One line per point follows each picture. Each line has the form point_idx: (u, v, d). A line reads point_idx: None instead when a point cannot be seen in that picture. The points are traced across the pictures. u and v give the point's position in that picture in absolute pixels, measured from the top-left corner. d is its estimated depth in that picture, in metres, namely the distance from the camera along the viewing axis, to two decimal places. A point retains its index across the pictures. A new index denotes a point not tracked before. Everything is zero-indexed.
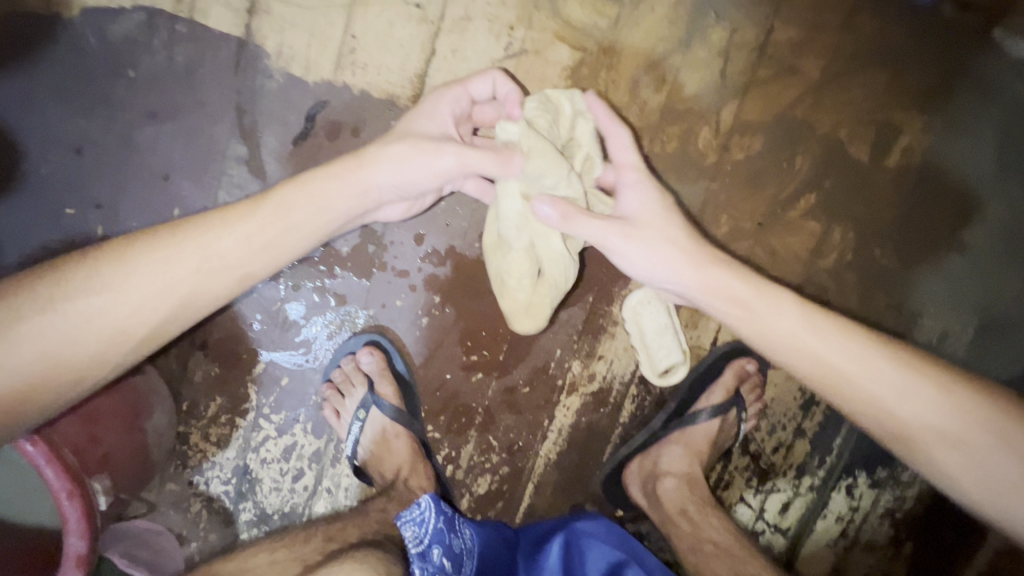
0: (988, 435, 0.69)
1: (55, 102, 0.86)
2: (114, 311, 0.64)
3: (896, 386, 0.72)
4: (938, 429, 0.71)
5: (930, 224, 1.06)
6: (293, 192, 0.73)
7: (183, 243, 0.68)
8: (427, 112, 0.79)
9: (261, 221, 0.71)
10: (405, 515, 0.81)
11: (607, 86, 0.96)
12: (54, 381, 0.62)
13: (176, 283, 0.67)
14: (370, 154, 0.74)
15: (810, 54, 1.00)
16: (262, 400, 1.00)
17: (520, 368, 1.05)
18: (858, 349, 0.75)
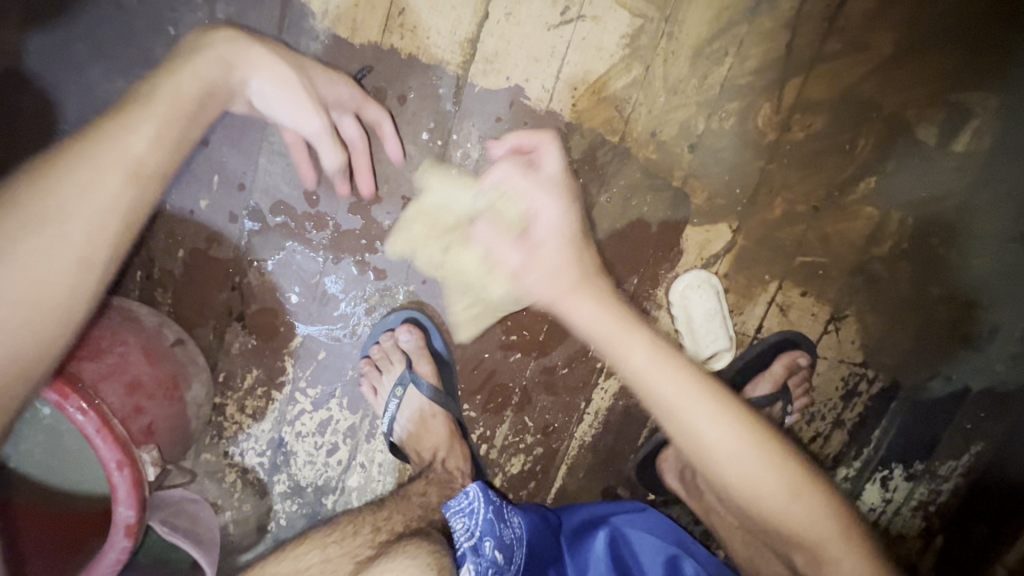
0: (768, 459, 0.79)
1: (91, 60, 0.82)
2: (57, 240, 0.61)
3: (704, 415, 0.78)
4: (740, 452, 0.78)
5: (992, 214, 1.01)
6: (172, 88, 0.69)
7: (87, 154, 0.64)
8: (324, 73, 0.81)
9: (143, 118, 0.67)
10: (453, 507, 0.83)
11: (666, 56, 0.91)
12: (33, 317, 0.59)
13: (104, 195, 0.64)
14: (261, 64, 0.74)
15: (883, 26, 0.94)
16: (298, 373, 0.99)
17: (559, 349, 1.02)
18: (680, 378, 0.79)
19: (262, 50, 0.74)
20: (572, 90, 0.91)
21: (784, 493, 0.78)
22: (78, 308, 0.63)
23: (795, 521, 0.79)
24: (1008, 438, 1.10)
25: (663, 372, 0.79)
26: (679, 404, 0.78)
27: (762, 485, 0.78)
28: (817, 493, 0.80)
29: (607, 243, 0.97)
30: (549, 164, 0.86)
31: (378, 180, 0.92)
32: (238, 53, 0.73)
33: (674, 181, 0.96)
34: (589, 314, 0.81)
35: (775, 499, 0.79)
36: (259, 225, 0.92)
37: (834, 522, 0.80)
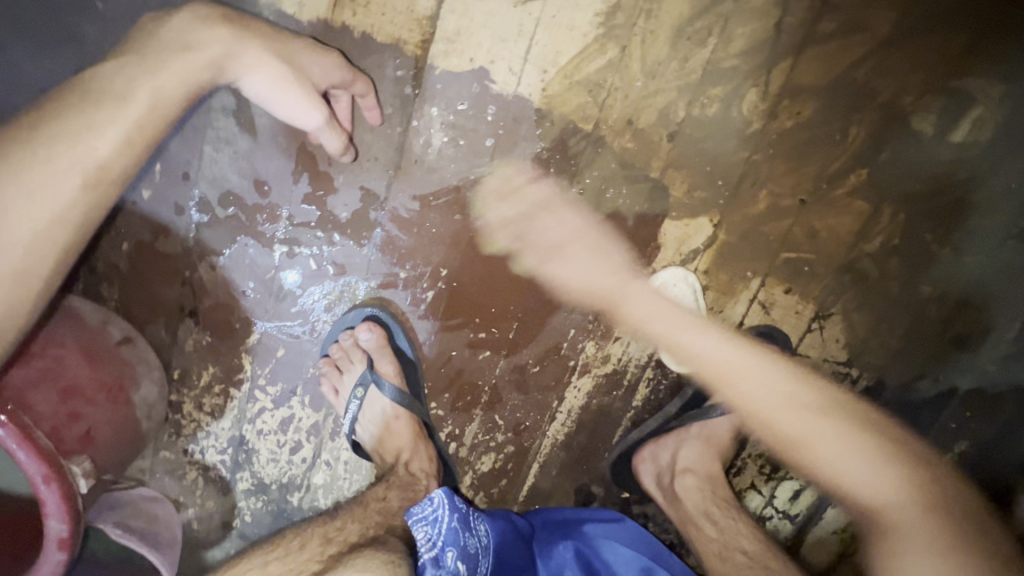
0: (828, 419, 0.82)
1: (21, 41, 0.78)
2: (2, 246, 0.62)
3: (728, 360, 0.88)
4: (788, 406, 0.85)
5: (989, 209, 0.95)
6: (143, 90, 0.67)
7: (41, 154, 0.64)
8: (315, 51, 0.76)
9: (104, 121, 0.66)
10: (416, 515, 0.79)
11: (643, 36, 0.84)
12: None
13: (57, 200, 0.65)
14: (259, 61, 0.72)
15: (881, 5, 0.87)
16: (257, 371, 0.95)
17: (531, 347, 0.97)
18: (717, 336, 0.90)
19: (257, 46, 0.72)
20: (541, 72, 0.85)
21: (833, 448, 0.81)
22: (20, 312, 0.65)
23: (858, 480, 0.79)
24: (996, 440, 1.04)
25: (709, 336, 0.91)
26: (705, 350, 0.90)
27: (812, 442, 0.83)
28: (892, 461, 0.79)
29: (579, 236, 0.92)
30: (555, 229, 0.91)
31: (333, 170, 0.87)
32: (231, 54, 0.71)
33: (652, 172, 0.91)
34: (635, 302, 0.95)
35: (828, 453, 0.81)
36: (208, 217, 0.88)
37: (911, 497, 0.77)
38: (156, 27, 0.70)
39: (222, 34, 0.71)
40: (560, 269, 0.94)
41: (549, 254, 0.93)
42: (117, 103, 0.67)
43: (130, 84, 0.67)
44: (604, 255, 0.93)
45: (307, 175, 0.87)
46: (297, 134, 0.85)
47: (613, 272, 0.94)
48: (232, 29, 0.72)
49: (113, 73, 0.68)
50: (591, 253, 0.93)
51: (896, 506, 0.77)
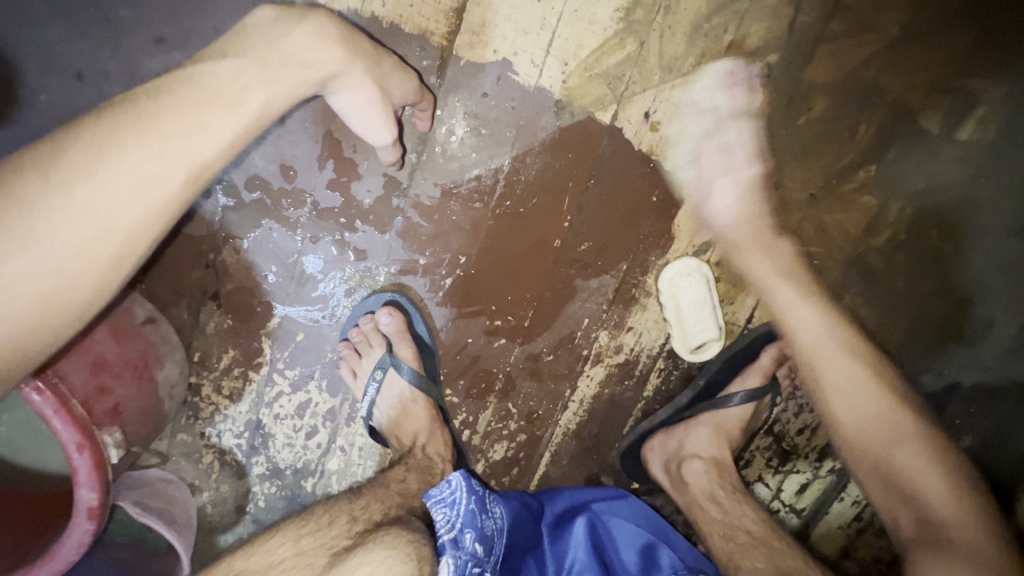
0: (884, 401, 0.85)
1: (59, 25, 0.80)
2: (101, 234, 0.58)
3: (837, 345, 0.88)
4: (874, 399, 0.86)
5: (994, 206, 0.97)
6: (260, 96, 0.65)
7: (149, 145, 0.59)
8: (397, 69, 0.78)
9: (217, 121, 0.63)
10: (435, 497, 0.78)
11: (662, 32, 0.87)
12: (53, 317, 0.58)
13: (159, 194, 0.60)
14: (353, 82, 0.73)
15: (890, 5, 0.90)
16: (276, 355, 0.96)
17: (545, 335, 0.99)
18: (811, 306, 0.90)
19: (362, 70, 0.73)
20: (562, 65, 0.87)
21: (916, 455, 0.82)
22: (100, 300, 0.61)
23: (913, 480, 0.82)
24: (999, 434, 1.06)
25: (801, 306, 0.90)
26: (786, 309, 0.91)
27: (898, 446, 0.83)
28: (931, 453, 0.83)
29: (594, 226, 0.94)
30: (736, 146, 0.92)
31: (357, 157, 0.89)
32: (340, 73, 0.72)
33: (668, 164, 0.93)
34: (754, 255, 0.93)
35: (909, 457, 0.83)
36: (234, 201, 0.90)
37: (952, 508, 0.79)
38: (277, 31, 0.69)
39: (337, 53, 0.71)
40: (576, 259, 0.96)
41: (564, 243, 0.95)
42: (233, 105, 0.64)
43: (247, 88, 0.65)
44: (751, 198, 0.93)
45: (332, 162, 0.89)
46: (324, 122, 0.88)
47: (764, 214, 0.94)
48: (343, 47, 0.73)
49: (233, 70, 0.65)
50: (737, 179, 0.92)
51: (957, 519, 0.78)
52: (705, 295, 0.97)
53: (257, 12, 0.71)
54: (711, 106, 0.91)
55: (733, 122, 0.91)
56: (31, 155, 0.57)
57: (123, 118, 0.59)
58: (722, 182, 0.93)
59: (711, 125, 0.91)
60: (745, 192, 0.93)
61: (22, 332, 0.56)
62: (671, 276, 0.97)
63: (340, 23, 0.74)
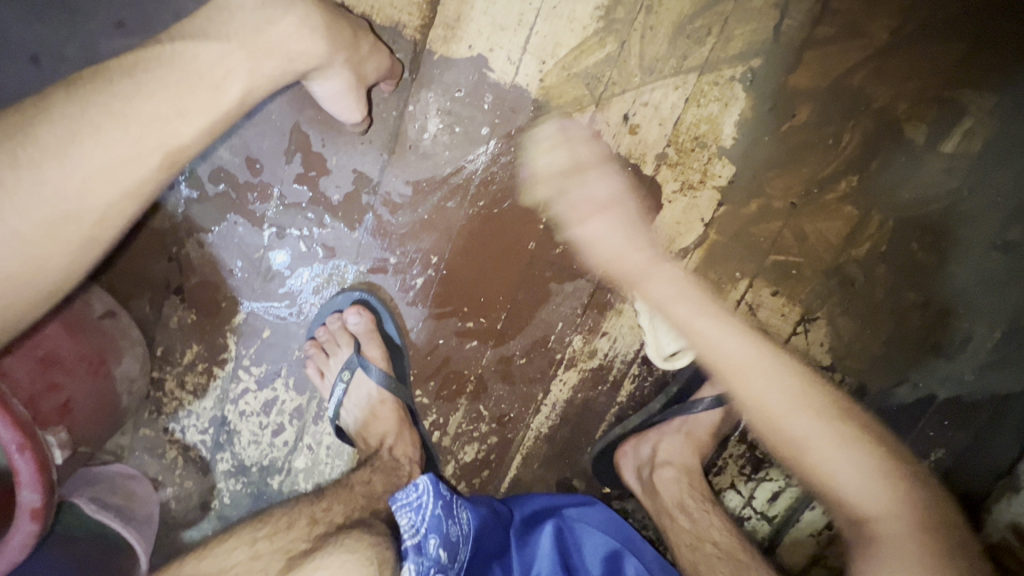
0: (836, 428, 0.78)
1: (11, 4, 0.76)
2: (74, 214, 0.59)
3: (759, 358, 0.82)
4: (787, 396, 0.80)
5: (975, 220, 0.96)
6: (240, 85, 0.66)
7: (125, 127, 0.60)
8: (375, 54, 0.76)
9: (193, 108, 0.63)
10: (400, 501, 0.77)
11: (643, 32, 0.85)
12: (22, 294, 0.59)
13: (132, 176, 0.61)
14: (334, 74, 0.73)
15: (879, 12, 0.88)
16: (242, 351, 0.94)
17: (518, 338, 0.97)
18: (736, 334, 0.84)
19: (343, 60, 0.72)
20: (539, 63, 0.85)
21: (829, 453, 0.78)
22: (69, 281, 0.63)
23: (835, 473, 0.77)
24: (972, 447, 1.05)
25: (704, 321, 0.86)
26: (702, 336, 0.85)
27: (809, 444, 0.78)
28: (884, 477, 0.76)
29: (570, 228, 0.92)
30: (600, 190, 0.90)
31: (327, 151, 0.87)
32: (321, 65, 0.71)
33: (647, 168, 0.91)
34: (654, 282, 0.91)
35: (822, 457, 0.78)
36: (198, 192, 0.87)
37: (894, 509, 0.74)
38: (263, 18, 0.66)
39: (321, 47, 0.69)
40: (550, 261, 0.94)
41: (540, 246, 0.93)
42: (211, 91, 0.64)
43: (228, 74, 0.65)
44: (628, 229, 0.92)
45: (300, 155, 0.86)
46: (293, 114, 0.85)
47: (638, 248, 0.92)
48: (327, 40, 0.70)
49: (214, 54, 0.64)
50: (643, 257, 0.92)
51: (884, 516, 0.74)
52: None
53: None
54: (551, 148, 0.89)
55: (591, 164, 0.89)
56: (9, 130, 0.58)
57: (101, 97, 0.60)
58: (610, 243, 0.93)
59: (567, 177, 0.90)
60: (652, 253, 0.92)
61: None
62: None
63: (323, 9, 0.71)
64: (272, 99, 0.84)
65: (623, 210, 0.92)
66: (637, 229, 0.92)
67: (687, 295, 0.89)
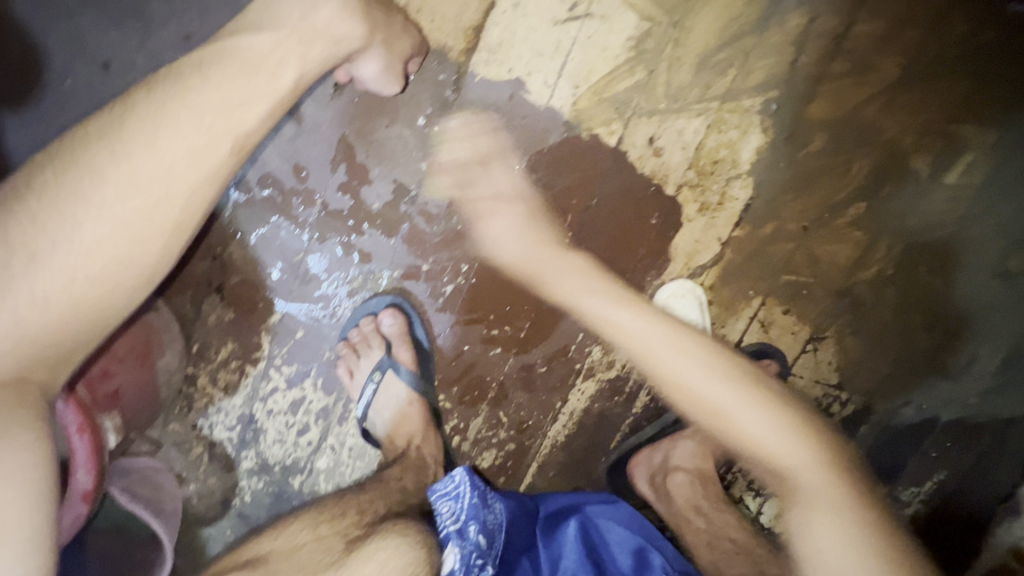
0: (746, 394, 0.83)
1: (88, 14, 0.82)
2: (162, 200, 0.59)
3: (655, 330, 0.88)
4: (678, 361, 0.86)
5: (977, 249, 1.02)
6: (293, 69, 0.67)
7: (197, 114, 0.61)
8: (405, 35, 0.81)
9: (257, 93, 0.65)
10: (439, 490, 0.80)
11: (670, 62, 0.91)
12: (122, 278, 0.59)
13: (209, 161, 0.62)
14: (372, 54, 0.77)
15: (889, 51, 0.95)
16: (275, 350, 0.98)
17: (540, 347, 1.01)
18: (634, 312, 0.89)
19: (382, 42, 0.77)
20: (573, 87, 0.91)
21: (750, 420, 0.82)
22: (164, 264, 0.63)
23: (755, 440, 0.82)
24: (975, 469, 1.09)
25: (618, 312, 0.90)
26: (600, 312, 0.91)
27: (724, 412, 0.83)
28: (798, 433, 0.82)
29: (594, 244, 0.97)
30: (505, 185, 0.94)
31: (370, 162, 0.91)
32: (362, 46, 0.74)
33: (669, 189, 0.96)
34: (556, 276, 0.94)
35: (742, 423, 0.82)
36: (246, 197, 0.92)
37: (807, 462, 0.81)
38: (306, 3, 0.68)
39: (360, 30, 0.72)
40: None
41: None
42: (269, 78, 0.65)
43: (281, 59, 0.66)
44: (532, 227, 0.94)
45: (345, 165, 0.91)
46: (341, 127, 0.90)
47: (542, 243, 0.94)
48: (365, 21, 0.73)
49: (267, 42, 0.66)
50: (522, 255, 0.95)
51: (796, 472, 0.81)
52: (693, 316, 0.99)
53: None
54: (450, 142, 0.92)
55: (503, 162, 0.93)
56: (93, 131, 0.60)
57: (173, 91, 0.61)
58: (515, 250, 0.95)
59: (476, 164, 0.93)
60: (524, 240, 0.94)
61: (74, 299, 0.57)
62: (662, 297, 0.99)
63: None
64: (322, 112, 0.90)
65: (539, 218, 0.95)
66: (540, 227, 0.95)
67: (580, 283, 0.93)
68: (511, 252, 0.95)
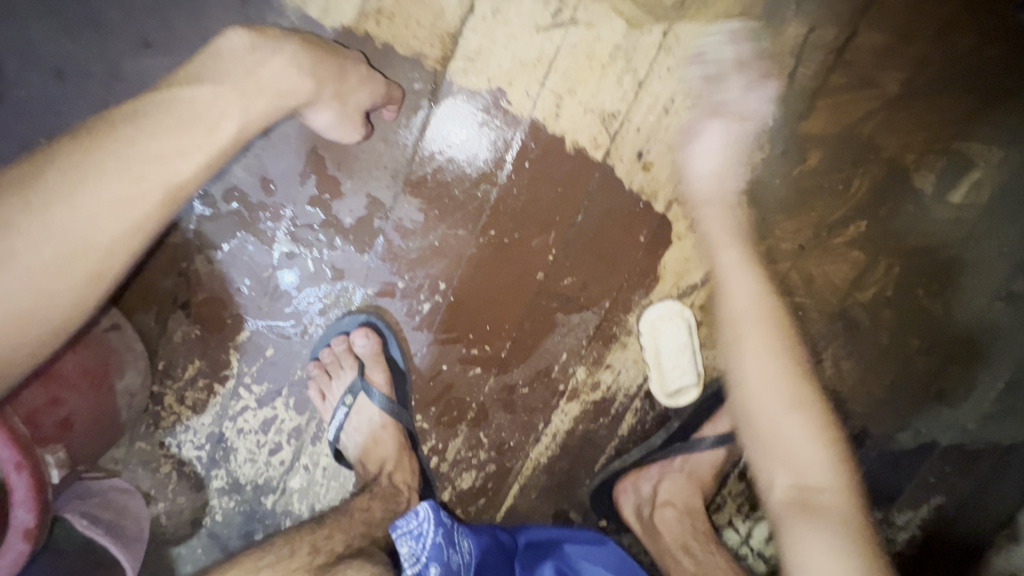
0: (801, 393, 0.71)
1: (39, 19, 0.78)
2: (79, 252, 0.56)
3: (737, 281, 0.78)
4: (754, 334, 0.75)
5: (980, 271, 0.97)
6: (235, 122, 0.64)
7: (126, 165, 0.58)
8: (365, 84, 0.77)
9: (193, 146, 0.61)
10: (400, 529, 0.75)
11: (660, 74, 0.86)
12: (29, 334, 0.56)
13: (135, 213, 0.59)
14: (323, 107, 0.75)
15: (893, 63, 0.89)
16: (244, 369, 0.94)
17: (521, 368, 0.97)
18: (741, 269, 0.79)
19: (332, 91, 0.74)
20: (556, 98, 0.86)
21: (796, 418, 0.70)
22: (79, 318, 0.60)
23: (795, 449, 0.69)
24: (972, 493, 1.05)
25: (735, 262, 0.80)
26: (720, 248, 0.82)
27: (771, 405, 0.71)
28: (833, 449, 0.69)
29: (579, 261, 0.92)
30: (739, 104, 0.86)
31: (342, 175, 0.87)
32: (312, 99, 0.72)
33: (658, 205, 0.92)
34: (710, 208, 0.84)
35: (780, 417, 0.70)
36: (211, 210, 0.87)
37: (832, 485, 0.67)
38: (252, 59, 0.66)
39: (310, 85, 0.71)
40: (557, 292, 0.94)
41: (548, 277, 0.93)
42: (208, 130, 0.62)
43: (222, 112, 0.63)
44: (735, 150, 0.87)
45: (315, 178, 0.87)
46: (311, 137, 0.85)
47: (731, 174, 0.86)
48: (313, 76, 0.71)
49: (208, 94, 0.62)
50: (731, 171, 0.86)
51: (821, 494, 0.66)
52: (682, 338, 0.96)
53: (230, 35, 0.66)
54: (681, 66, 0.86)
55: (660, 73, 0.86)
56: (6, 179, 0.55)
57: (103, 140, 0.58)
58: (698, 159, 0.86)
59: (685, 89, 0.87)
60: (728, 160, 0.86)
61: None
62: (652, 318, 0.95)
63: (312, 48, 0.72)
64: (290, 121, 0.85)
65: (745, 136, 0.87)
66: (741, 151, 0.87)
67: (716, 215, 0.83)
68: (715, 168, 0.86)
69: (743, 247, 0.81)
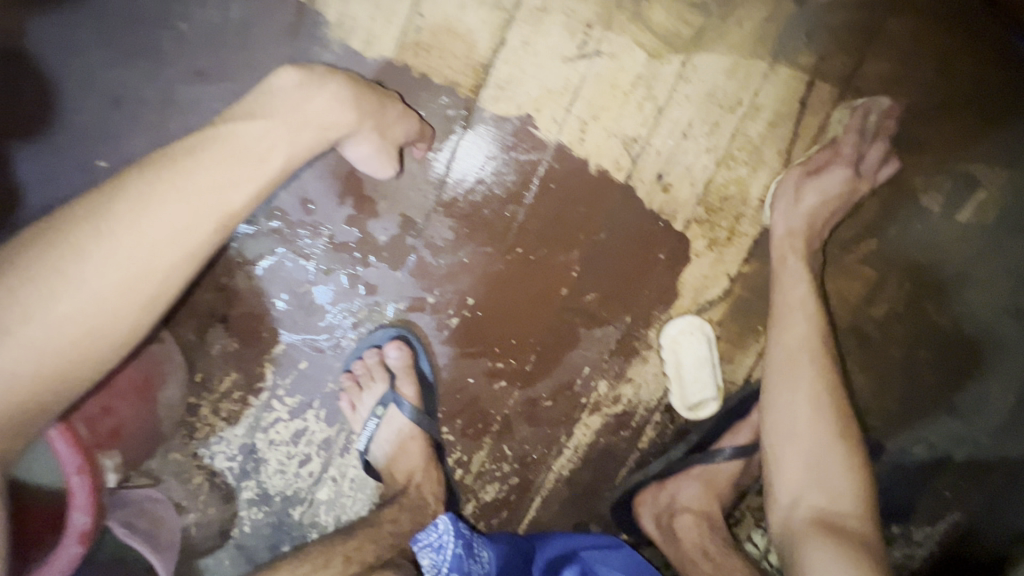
0: (827, 426, 0.84)
1: (101, 51, 0.83)
2: (139, 277, 0.61)
3: (791, 320, 0.89)
4: (796, 369, 0.87)
5: (988, 288, 1.00)
6: (282, 154, 0.70)
7: (184, 196, 0.62)
8: (402, 119, 0.83)
9: (245, 177, 0.66)
10: (422, 541, 0.85)
11: (678, 101, 0.91)
12: (93, 351, 0.60)
13: (191, 241, 0.63)
14: (363, 138, 0.80)
15: (898, 90, 0.94)
16: (278, 381, 0.97)
17: (545, 381, 1.00)
18: (798, 311, 0.90)
19: (371, 126, 0.79)
20: (581, 124, 0.91)
21: (828, 449, 0.83)
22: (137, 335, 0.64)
23: (822, 471, 0.82)
24: (988, 508, 1.06)
25: (795, 306, 0.90)
26: (783, 290, 0.91)
27: (799, 432, 0.84)
28: (852, 478, 0.82)
29: (601, 277, 0.96)
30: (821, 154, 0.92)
31: (377, 196, 0.92)
32: (351, 132, 0.77)
33: (677, 224, 0.96)
34: (785, 253, 0.92)
35: (806, 444, 0.83)
36: (253, 229, 0.92)
37: (850, 507, 0.80)
38: (300, 96, 0.72)
39: (350, 118, 0.76)
40: (581, 308, 0.97)
41: (572, 292, 0.97)
42: (257, 163, 0.68)
43: (270, 146, 0.69)
44: (821, 198, 0.92)
45: (352, 198, 0.92)
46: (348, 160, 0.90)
47: (807, 219, 0.92)
48: (354, 108, 0.76)
49: (260, 130, 0.68)
50: (806, 219, 0.92)
51: (839, 513, 0.79)
52: (704, 352, 0.99)
53: (281, 73, 0.72)
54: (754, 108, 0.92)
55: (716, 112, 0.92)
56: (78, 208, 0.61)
57: (165, 172, 0.63)
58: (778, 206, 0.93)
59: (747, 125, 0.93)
60: (814, 208, 0.92)
61: (43, 371, 0.57)
62: (673, 334, 0.98)
63: (355, 83, 0.77)
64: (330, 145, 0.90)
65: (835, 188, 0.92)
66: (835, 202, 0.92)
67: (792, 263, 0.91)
68: (793, 215, 0.92)
69: (804, 289, 0.91)
